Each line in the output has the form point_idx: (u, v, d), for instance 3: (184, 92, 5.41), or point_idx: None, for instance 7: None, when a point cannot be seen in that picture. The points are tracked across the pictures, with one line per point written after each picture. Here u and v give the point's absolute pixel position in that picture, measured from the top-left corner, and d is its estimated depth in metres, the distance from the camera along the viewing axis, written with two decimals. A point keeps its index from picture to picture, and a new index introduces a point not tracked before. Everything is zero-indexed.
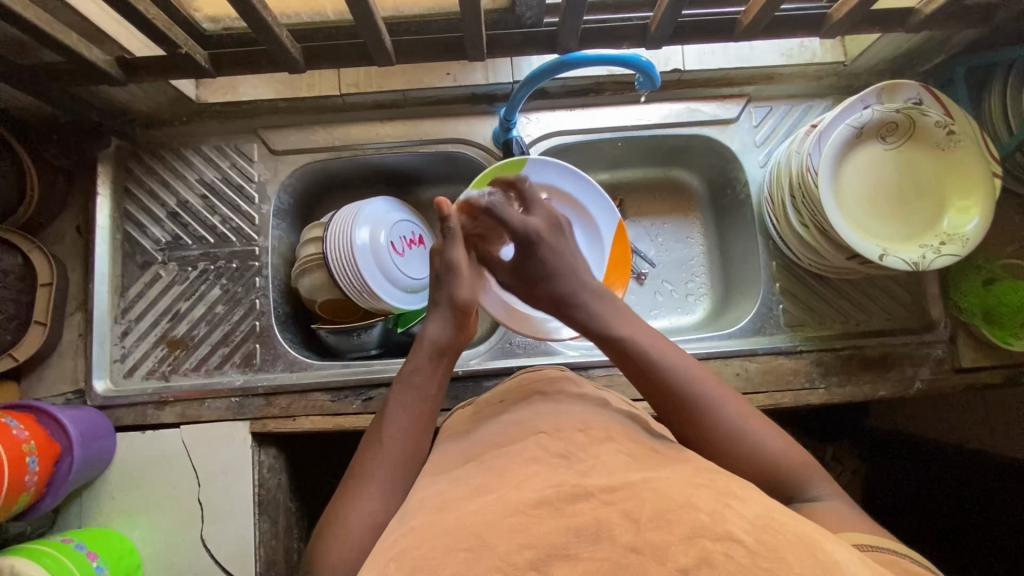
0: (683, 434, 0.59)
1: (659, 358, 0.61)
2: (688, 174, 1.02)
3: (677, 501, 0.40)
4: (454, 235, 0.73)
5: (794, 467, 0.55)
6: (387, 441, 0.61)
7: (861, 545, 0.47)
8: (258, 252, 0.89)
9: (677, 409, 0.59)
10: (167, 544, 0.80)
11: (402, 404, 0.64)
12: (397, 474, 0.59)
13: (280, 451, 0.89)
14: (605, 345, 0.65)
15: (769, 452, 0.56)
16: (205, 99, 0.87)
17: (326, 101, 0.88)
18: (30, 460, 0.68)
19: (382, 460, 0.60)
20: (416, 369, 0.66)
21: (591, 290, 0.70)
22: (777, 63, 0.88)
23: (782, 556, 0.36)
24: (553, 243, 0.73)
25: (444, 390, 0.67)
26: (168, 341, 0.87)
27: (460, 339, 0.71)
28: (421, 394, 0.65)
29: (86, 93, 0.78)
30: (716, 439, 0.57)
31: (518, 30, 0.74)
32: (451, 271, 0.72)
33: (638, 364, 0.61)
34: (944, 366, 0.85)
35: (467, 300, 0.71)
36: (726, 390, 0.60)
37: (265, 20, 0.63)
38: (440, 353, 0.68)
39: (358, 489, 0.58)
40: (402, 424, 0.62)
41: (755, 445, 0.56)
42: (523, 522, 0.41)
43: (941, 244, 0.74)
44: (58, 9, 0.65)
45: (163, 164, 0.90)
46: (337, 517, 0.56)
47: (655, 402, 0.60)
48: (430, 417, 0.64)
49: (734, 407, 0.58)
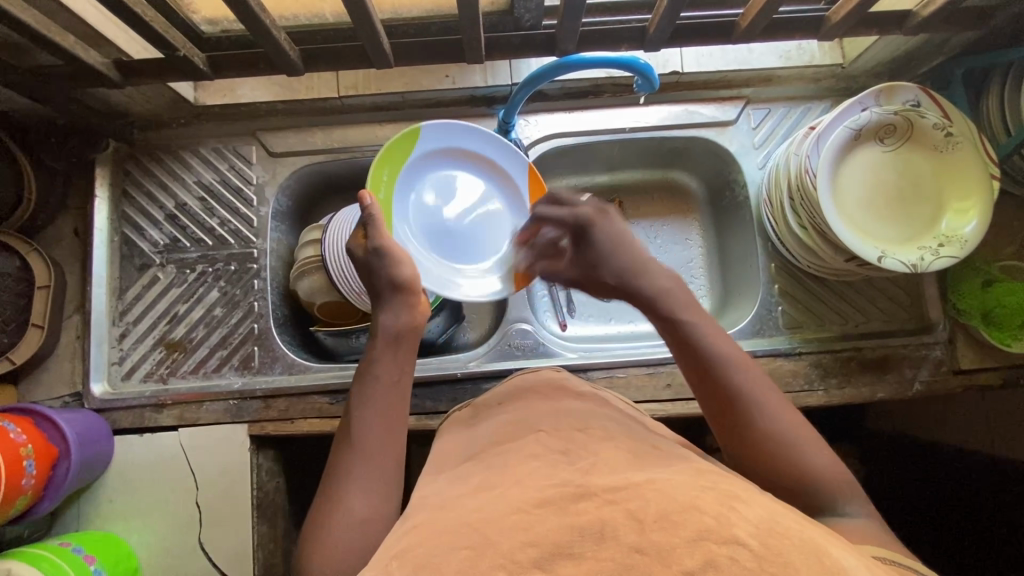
0: (732, 435, 0.58)
1: (721, 350, 0.60)
2: (686, 176, 1.02)
3: (682, 503, 0.40)
4: (373, 220, 0.69)
5: (825, 478, 0.54)
6: (357, 438, 0.60)
7: (883, 560, 0.45)
8: (257, 255, 0.89)
9: (731, 408, 0.58)
10: (166, 547, 0.80)
11: (367, 400, 0.62)
12: (376, 468, 0.59)
13: (278, 454, 0.89)
14: (669, 332, 0.64)
15: (811, 463, 0.55)
16: (204, 101, 0.87)
17: (325, 104, 0.88)
18: (27, 464, 0.68)
19: (361, 460, 0.59)
20: (373, 360, 0.65)
21: (653, 268, 0.69)
22: (775, 65, 0.88)
23: (788, 561, 0.35)
24: (604, 227, 0.73)
25: (408, 374, 0.66)
26: (166, 344, 0.87)
27: (417, 319, 0.68)
28: (384, 384, 0.63)
29: (85, 96, 0.78)
30: (764, 445, 0.56)
31: (516, 32, 0.74)
32: (378, 255, 0.68)
33: (700, 354, 0.60)
34: (942, 367, 0.85)
35: (408, 278, 0.69)
36: (779, 396, 0.59)
37: (264, 23, 0.63)
38: (395, 340, 0.66)
39: (339, 490, 0.57)
40: (371, 418, 0.61)
41: (798, 455, 0.55)
42: (526, 521, 0.41)
43: (939, 246, 0.75)
44: (56, 13, 0.65)
45: (161, 166, 0.90)
46: (322, 522, 0.56)
47: (708, 397, 0.60)
48: (400, 406, 0.63)
49: (787, 418, 0.57)
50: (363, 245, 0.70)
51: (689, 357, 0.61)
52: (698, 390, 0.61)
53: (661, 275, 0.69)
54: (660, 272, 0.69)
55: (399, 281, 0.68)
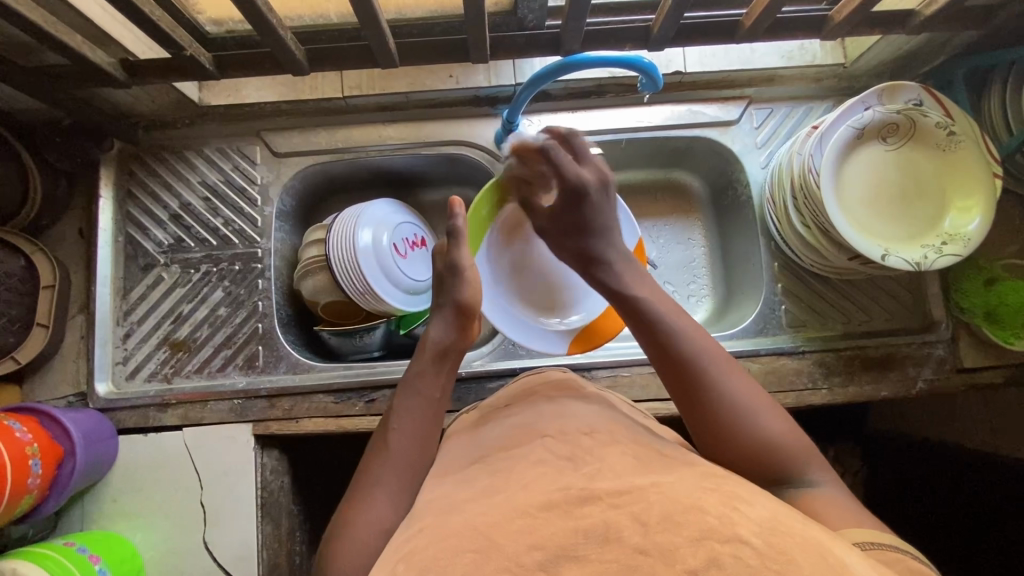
0: (691, 408, 0.57)
1: (678, 327, 0.61)
2: (689, 176, 1.02)
3: (686, 504, 0.40)
4: (459, 234, 0.71)
5: (786, 450, 0.55)
6: (393, 446, 0.61)
7: (867, 545, 0.46)
8: (261, 255, 0.89)
9: (690, 380, 0.58)
10: (170, 549, 0.80)
11: (407, 410, 0.63)
12: (403, 475, 0.59)
13: (283, 454, 0.89)
14: (627, 312, 0.64)
15: (771, 434, 0.55)
16: (209, 101, 0.88)
17: (329, 103, 0.89)
18: (33, 463, 0.68)
19: (391, 466, 0.60)
20: (417, 373, 0.66)
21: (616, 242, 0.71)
22: (777, 65, 0.89)
23: (792, 559, 0.36)
24: (598, 201, 0.72)
25: (448, 393, 0.67)
26: (170, 343, 0.87)
27: (465, 340, 0.70)
28: (425, 398, 0.64)
29: (90, 95, 0.78)
30: (723, 415, 0.56)
31: (520, 32, 0.75)
32: (452, 272, 0.70)
33: (657, 332, 0.61)
34: (945, 365, 0.85)
35: (470, 302, 0.70)
36: (739, 370, 0.59)
37: (271, 23, 0.63)
38: (442, 355, 0.67)
39: (366, 496, 0.58)
40: (408, 428, 0.62)
41: (758, 425, 0.55)
42: (532, 524, 0.41)
43: (943, 244, 0.75)
44: (63, 12, 0.65)
45: (165, 166, 0.90)
46: (346, 524, 0.56)
47: (667, 374, 0.59)
48: (435, 420, 0.64)
49: (746, 390, 0.57)
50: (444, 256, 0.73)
51: (645, 332, 0.62)
52: (657, 368, 0.61)
53: (621, 259, 0.70)
54: (621, 256, 0.70)
55: (462, 302, 0.70)
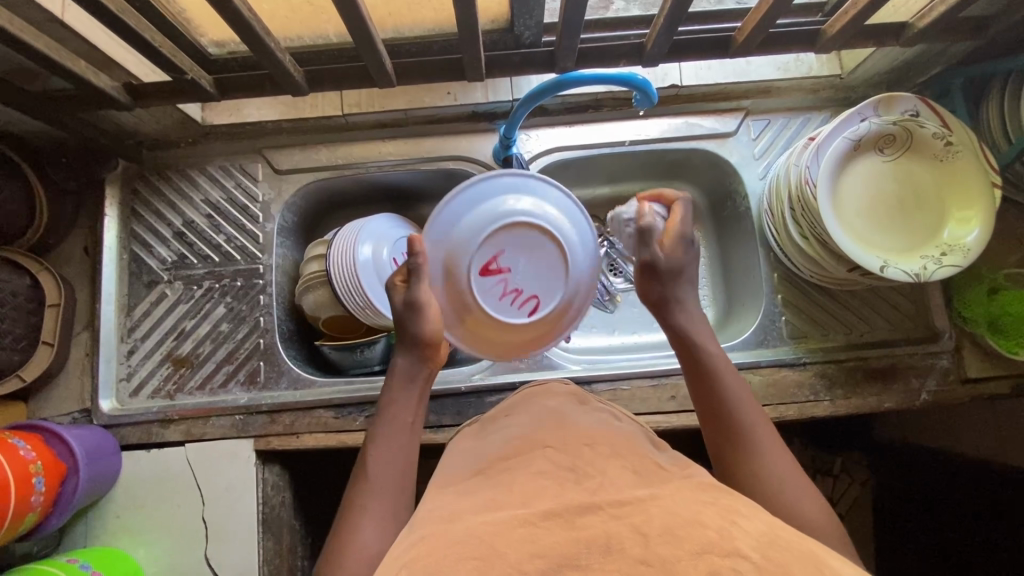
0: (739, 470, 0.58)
1: (735, 394, 0.62)
2: (688, 187, 1.02)
3: (685, 519, 0.40)
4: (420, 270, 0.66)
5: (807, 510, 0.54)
6: (373, 471, 0.61)
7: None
8: (262, 271, 0.90)
9: (740, 456, 0.58)
10: (171, 563, 0.81)
11: (385, 437, 0.64)
12: (390, 500, 0.60)
13: (284, 468, 0.89)
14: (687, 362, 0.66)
15: (794, 507, 0.54)
16: (211, 121, 0.90)
17: (330, 121, 0.90)
18: (36, 481, 0.68)
19: (373, 489, 0.60)
20: (390, 400, 0.66)
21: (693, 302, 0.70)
22: (773, 77, 0.90)
23: (790, 571, 0.36)
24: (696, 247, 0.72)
25: (422, 416, 0.67)
26: (173, 360, 0.88)
27: (431, 366, 0.69)
28: (400, 421, 0.65)
29: (98, 118, 0.80)
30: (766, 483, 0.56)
31: (517, 50, 0.75)
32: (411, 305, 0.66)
33: (715, 401, 0.62)
34: (950, 376, 0.85)
35: (435, 333, 0.68)
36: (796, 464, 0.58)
37: (269, 46, 0.64)
38: (412, 380, 0.68)
39: (351, 523, 0.57)
40: (388, 455, 0.62)
41: (790, 498, 0.55)
42: (533, 533, 0.42)
43: (942, 255, 0.74)
44: (69, 39, 0.66)
45: (169, 185, 0.91)
46: (334, 553, 0.55)
47: (715, 431, 0.61)
48: (413, 445, 0.65)
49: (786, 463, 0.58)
50: (403, 290, 0.68)
51: (700, 387, 0.64)
52: (708, 427, 0.62)
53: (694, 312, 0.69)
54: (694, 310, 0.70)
55: (424, 336, 0.67)
